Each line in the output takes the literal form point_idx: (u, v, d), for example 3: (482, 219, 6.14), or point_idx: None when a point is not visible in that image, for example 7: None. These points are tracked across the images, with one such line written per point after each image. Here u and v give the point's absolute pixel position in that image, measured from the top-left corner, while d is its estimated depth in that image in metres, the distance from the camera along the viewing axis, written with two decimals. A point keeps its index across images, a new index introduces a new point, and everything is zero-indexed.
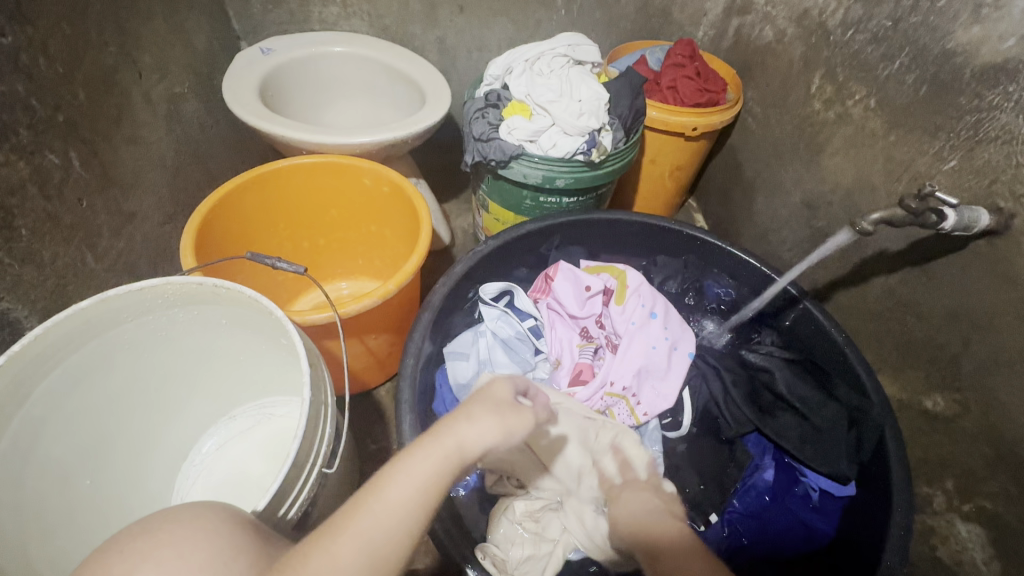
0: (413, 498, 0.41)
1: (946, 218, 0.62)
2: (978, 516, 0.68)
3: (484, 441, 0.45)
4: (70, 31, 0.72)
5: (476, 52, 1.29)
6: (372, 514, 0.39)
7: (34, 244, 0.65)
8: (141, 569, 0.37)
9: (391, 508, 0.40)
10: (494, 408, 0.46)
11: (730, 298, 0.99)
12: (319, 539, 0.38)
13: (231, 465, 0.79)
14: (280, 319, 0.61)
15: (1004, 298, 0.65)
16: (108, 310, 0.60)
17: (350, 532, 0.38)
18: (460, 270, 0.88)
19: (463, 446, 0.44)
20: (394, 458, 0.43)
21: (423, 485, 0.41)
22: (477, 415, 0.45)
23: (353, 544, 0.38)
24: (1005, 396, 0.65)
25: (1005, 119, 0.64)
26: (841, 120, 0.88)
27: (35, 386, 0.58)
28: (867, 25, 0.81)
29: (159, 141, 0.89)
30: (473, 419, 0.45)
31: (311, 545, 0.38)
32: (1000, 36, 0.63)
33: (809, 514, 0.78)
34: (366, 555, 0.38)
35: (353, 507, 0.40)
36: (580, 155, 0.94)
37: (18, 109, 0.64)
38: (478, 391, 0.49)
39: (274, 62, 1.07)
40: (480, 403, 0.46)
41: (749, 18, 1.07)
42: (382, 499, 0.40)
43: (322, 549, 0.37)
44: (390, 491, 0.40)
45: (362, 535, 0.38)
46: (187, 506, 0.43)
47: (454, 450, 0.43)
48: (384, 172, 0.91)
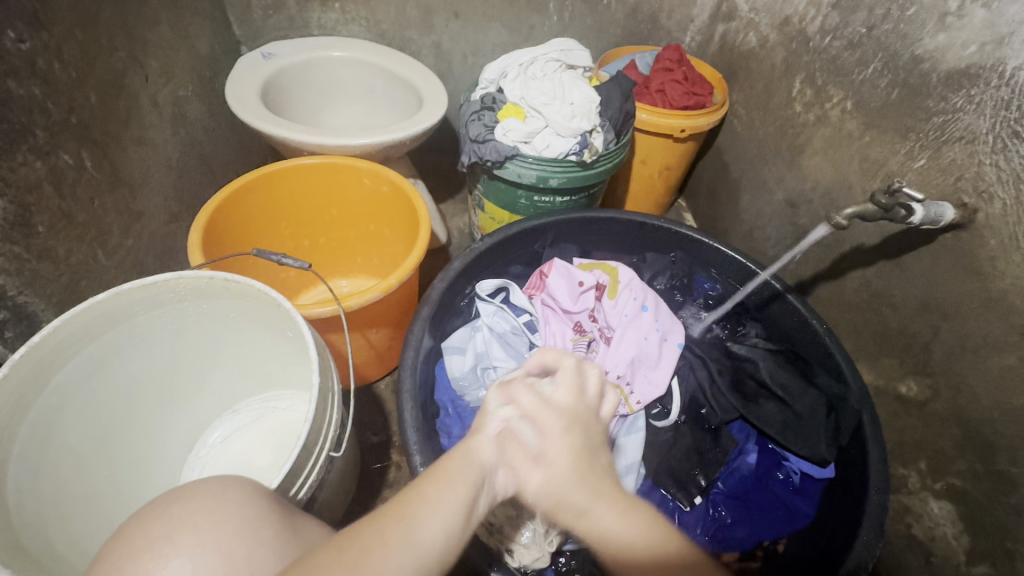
0: (452, 492, 0.46)
1: (914, 212, 0.67)
2: (948, 494, 0.73)
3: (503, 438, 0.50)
4: (82, 37, 0.75)
5: (471, 56, 1.33)
6: (416, 506, 0.44)
7: (50, 240, 0.68)
8: (180, 533, 0.40)
9: (438, 500, 0.45)
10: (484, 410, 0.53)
11: (717, 294, 1.04)
12: (368, 523, 0.42)
13: (236, 456, 0.81)
14: (288, 310, 0.64)
15: (970, 287, 0.69)
16: (123, 301, 0.63)
17: (394, 516, 0.43)
18: (457, 267, 0.92)
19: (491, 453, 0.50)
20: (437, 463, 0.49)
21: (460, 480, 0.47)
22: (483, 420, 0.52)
23: (398, 528, 0.42)
24: (972, 379, 0.70)
25: (967, 120, 0.68)
26: (820, 122, 0.92)
27: (52, 375, 0.61)
28: (843, 32, 0.86)
29: (165, 142, 0.92)
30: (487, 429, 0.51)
31: (363, 528, 0.42)
32: (962, 44, 0.68)
33: (790, 496, 0.84)
34: (409, 538, 0.42)
35: (398, 500, 0.45)
36: (572, 155, 0.98)
37: (36, 110, 0.67)
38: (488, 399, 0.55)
39: (275, 66, 1.10)
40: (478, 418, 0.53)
41: (734, 24, 1.12)
42: (424, 496, 0.45)
43: (369, 531, 0.42)
44: (429, 489, 0.46)
45: (405, 519, 0.43)
46: (215, 479, 0.46)
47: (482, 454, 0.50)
48: (383, 173, 0.94)
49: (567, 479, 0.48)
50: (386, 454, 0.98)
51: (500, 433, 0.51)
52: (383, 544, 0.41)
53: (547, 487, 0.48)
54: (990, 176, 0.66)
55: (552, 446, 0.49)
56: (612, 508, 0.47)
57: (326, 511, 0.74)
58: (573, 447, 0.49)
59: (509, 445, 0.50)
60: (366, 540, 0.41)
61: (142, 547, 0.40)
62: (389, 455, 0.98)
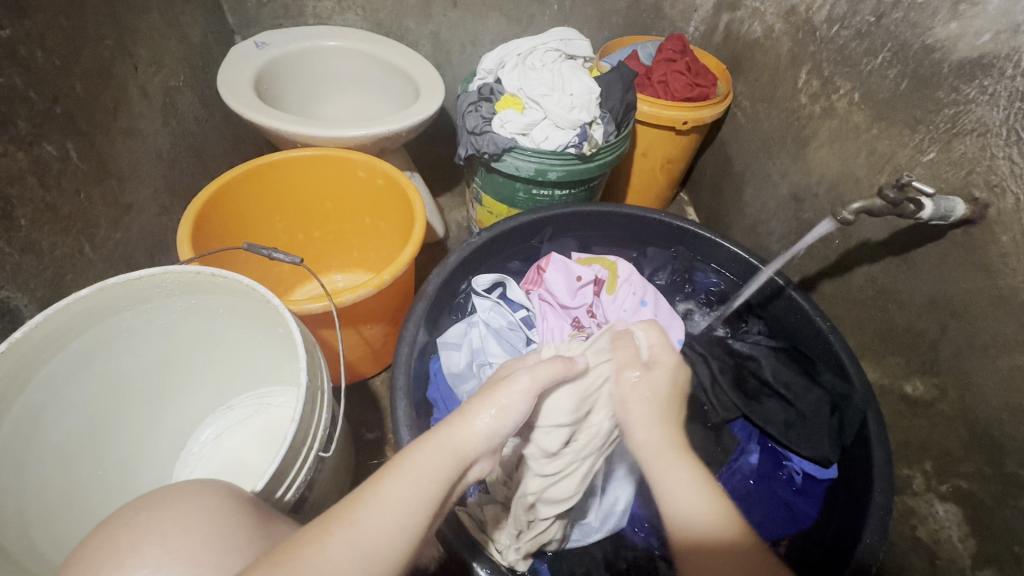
0: (410, 491, 0.44)
1: (924, 207, 0.65)
2: (955, 496, 0.71)
3: (483, 434, 0.49)
4: (67, 24, 0.73)
5: (470, 46, 1.30)
6: (370, 507, 0.42)
7: (33, 233, 0.66)
8: (146, 543, 0.39)
9: (388, 501, 0.43)
10: (483, 396, 0.51)
11: (718, 289, 1.02)
12: (316, 530, 0.40)
13: (228, 453, 0.80)
14: (276, 306, 0.62)
15: (980, 285, 0.67)
16: (108, 296, 0.61)
17: (343, 520, 0.41)
18: (454, 262, 0.90)
19: (459, 445, 0.48)
20: (395, 460, 0.47)
21: (420, 476, 0.45)
22: (470, 410, 0.50)
23: (346, 535, 0.40)
24: (980, 378, 0.67)
25: (980, 112, 0.66)
26: (827, 114, 0.90)
27: (35, 372, 0.59)
28: (851, 20, 0.83)
29: (155, 133, 0.90)
30: (471, 422, 0.49)
31: (309, 533, 0.40)
32: (976, 32, 0.65)
33: (793, 496, 0.82)
34: (360, 543, 0.40)
35: (349, 502, 0.43)
36: (571, 148, 0.96)
37: (16, 100, 0.65)
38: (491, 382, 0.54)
39: (269, 56, 1.07)
40: (472, 402, 0.51)
41: (739, 14, 1.09)
42: (379, 494, 0.43)
43: (317, 538, 0.39)
44: (385, 486, 0.44)
45: (355, 523, 0.41)
46: (187, 485, 0.45)
47: (450, 448, 0.47)
48: (378, 165, 0.92)
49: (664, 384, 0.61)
50: (381, 451, 0.97)
51: (489, 429, 0.49)
52: (331, 554, 0.38)
53: (648, 381, 0.60)
54: (1002, 169, 0.64)
55: (661, 355, 0.63)
56: (663, 437, 0.56)
57: (317, 510, 0.73)
58: (675, 382, 0.61)
59: (627, 346, 0.64)
60: (312, 549, 0.38)
61: (106, 558, 0.38)
62: (384, 451, 0.97)
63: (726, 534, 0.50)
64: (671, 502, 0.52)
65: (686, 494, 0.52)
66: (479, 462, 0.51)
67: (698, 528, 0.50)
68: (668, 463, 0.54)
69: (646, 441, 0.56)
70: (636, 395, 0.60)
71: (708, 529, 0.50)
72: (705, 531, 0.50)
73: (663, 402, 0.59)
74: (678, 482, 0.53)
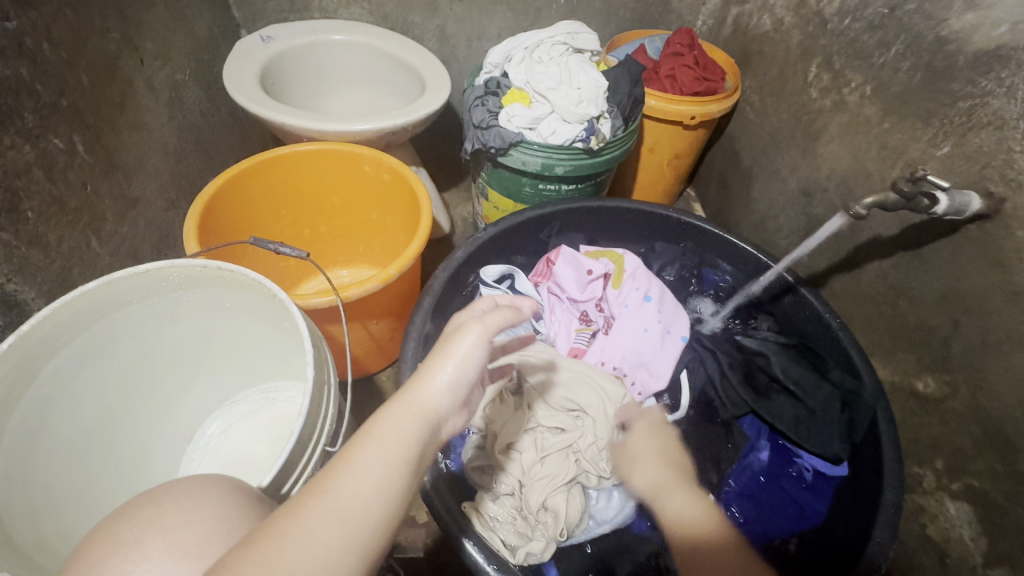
0: (382, 452, 0.40)
1: (938, 202, 0.64)
2: (966, 494, 0.70)
3: (444, 388, 0.45)
4: (73, 17, 0.73)
5: (476, 40, 1.29)
6: (345, 473, 0.39)
7: (40, 227, 0.66)
8: (149, 537, 0.39)
9: (362, 465, 0.39)
10: (440, 349, 0.47)
11: (727, 285, 1.01)
12: (290, 503, 0.37)
13: (234, 448, 0.80)
14: (282, 300, 0.62)
15: (993, 280, 0.66)
16: (115, 289, 0.61)
17: (318, 491, 0.37)
18: (461, 256, 0.89)
19: (425, 401, 0.44)
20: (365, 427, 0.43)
21: (393, 437, 0.41)
22: (429, 366, 0.46)
23: (322, 503, 0.36)
24: (994, 375, 0.67)
25: (997, 104, 0.65)
26: (837, 108, 0.89)
27: (42, 364, 0.59)
28: (863, 12, 0.82)
29: (161, 127, 0.90)
30: (434, 381, 0.45)
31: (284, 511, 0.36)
32: (993, 23, 0.64)
33: (802, 493, 0.81)
34: (337, 512, 0.36)
35: (324, 472, 0.39)
36: (579, 142, 0.95)
37: (23, 93, 0.64)
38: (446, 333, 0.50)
39: (275, 50, 1.07)
40: (431, 357, 0.47)
41: (748, 7, 1.08)
42: (352, 461, 0.39)
43: (291, 509, 0.36)
44: (356, 452, 0.40)
45: (328, 491, 0.37)
46: (191, 479, 0.45)
47: (416, 405, 0.44)
48: (383, 159, 0.92)
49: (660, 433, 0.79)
50: None
51: (451, 382, 0.46)
52: (306, 524, 0.35)
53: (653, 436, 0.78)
54: (1019, 163, 0.63)
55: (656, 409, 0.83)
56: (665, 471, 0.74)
57: None
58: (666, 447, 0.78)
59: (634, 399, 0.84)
60: (286, 521, 0.35)
61: (109, 552, 0.38)
62: None
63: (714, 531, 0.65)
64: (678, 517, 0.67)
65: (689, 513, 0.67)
66: (449, 418, 0.47)
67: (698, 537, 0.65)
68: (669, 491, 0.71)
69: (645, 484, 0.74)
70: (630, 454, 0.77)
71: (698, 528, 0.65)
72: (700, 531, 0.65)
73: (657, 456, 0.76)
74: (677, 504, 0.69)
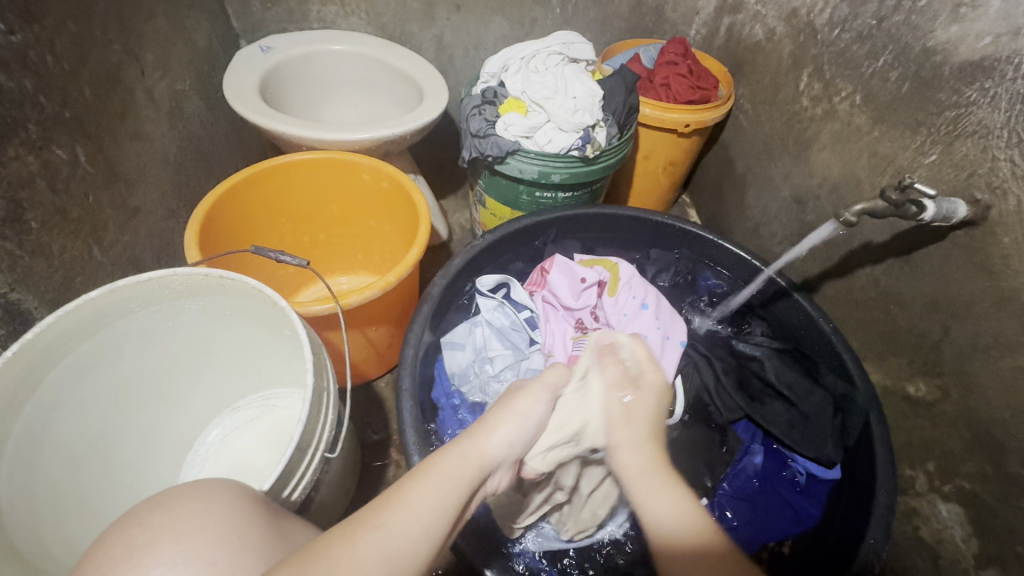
0: (435, 496, 0.45)
1: (926, 209, 0.65)
2: (958, 496, 0.71)
3: (503, 441, 0.54)
4: (76, 30, 0.74)
5: (473, 50, 1.31)
6: (396, 510, 0.43)
7: (43, 236, 0.67)
8: (162, 541, 0.40)
9: (415, 505, 0.44)
10: (504, 410, 0.58)
11: (722, 291, 1.02)
12: (340, 532, 0.41)
13: (233, 455, 0.80)
14: (284, 308, 0.62)
15: (981, 286, 0.68)
16: (119, 297, 0.62)
17: (370, 525, 0.41)
18: (459, 263, 0.91)
19: (483, 454, 0.52)
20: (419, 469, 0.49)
21: (444, 484, 0.47)
22: (491, 423, 0.56)
23: (371, 536, 0.40)
24: (983, 379, 0.68)
25: (981, 114, 0.66)
26: (828, 116, 0.91)
27: (46, 373, 0.60)
28: (852, 24, 0.84)
29: (162, 137, 0.91)
30: (492, 430, 0.55)
31: (335, 535, 0.40)
32: (977, 35, 0.66)
33: (795, 496, 0.82)
34: (386, 546, 0.40)
35: (374, 506, 0.43)
36: (574, 151, 0.96)
37: (27, 105, 0.65)
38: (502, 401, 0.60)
39: (274, 60, 1.08)
40: (495, 418, 0.57)
41: (741, 17, 1.10)
42: (405, 500, 0.44)
43: (341, 539, 0.40)
44: (410, 491, 0.45)
45: (382, 527, 0.41)
46: (198, 485, 0.46)
47: (476, 457, 0.51)
48: (383, 168, 0.93)
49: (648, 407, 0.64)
50: (386, 452, 0.97)
51: (507, 438, 0.55)
52: (357, 555, 0.39)
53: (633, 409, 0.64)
54: (1004, 171, 0.64)
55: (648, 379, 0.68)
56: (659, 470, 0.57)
57: (322, 512, 0.73)
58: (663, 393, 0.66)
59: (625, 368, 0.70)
60: (339, 547, 0.39)
61: (121, 556, 0.39)
62: (388, 453, 0.97)
63: (702, 539, 0.50)
64: (649, 506, 0.54)
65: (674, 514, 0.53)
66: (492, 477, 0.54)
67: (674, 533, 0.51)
68: (651, 487, 0.55)
69: (630, 464, 0.58)
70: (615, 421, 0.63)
71: (685, 539, 0.51)
72: (685, 540, 0.51)
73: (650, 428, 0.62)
74: (663, 501, 0.54)
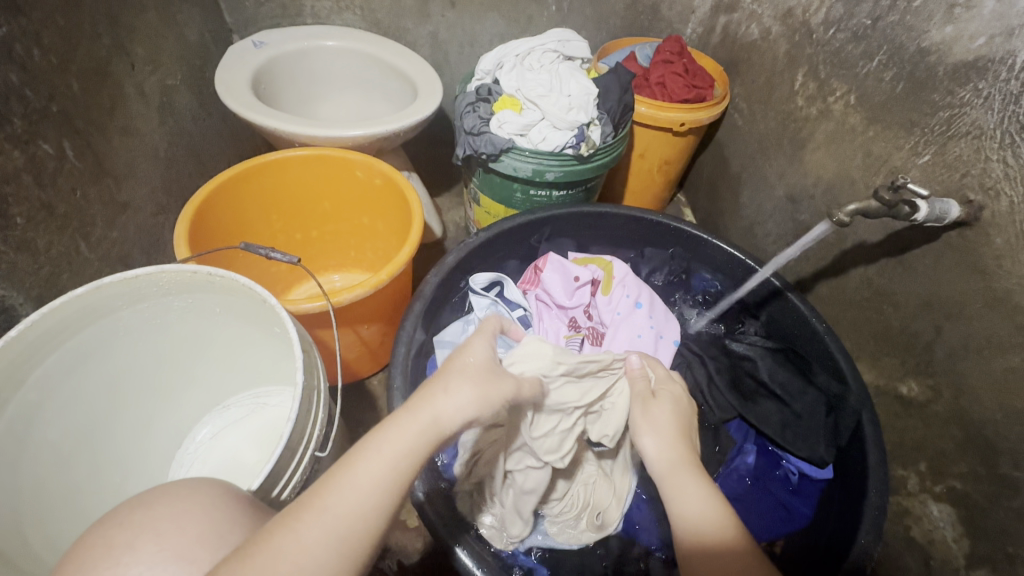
0: (383, 473, 0.43)
1: (919, 209, 0.65)
2: (949, 496, 0.71)
3: (464, 412, 0.46)
4: (64, 23, 0.73)
5: (468, 47, 1.30)
6: (342, 492, 0.41)
7: (29, 232, 0.66)
8: (142, 540, 0.40)
9: (361, 482, 0.42)
10: (466, 373, 0.48)
11: (715, 290, 1.02)
12: (287, 517, 0.40)
13: (223, 453, 0.79)
14: (274, 306, 0.62)
15: (973, 286, 0.68)
16: (105, 294, 0.61)
17: (315, 509, 0.40)
18: (451, 261, 0.90)
19: (439, 419, 0.45)
20: (370, 436, 0.45)
21: (395, 459, 0.43)
22: (448, 383, 0.47)
23: (317, 524, 0.39)
24: (975, 380, 0.68)
25: (975, 115, 0.66)
26: (823, 116, 0.90)
27: (31, 370, 0.59)
28: (847, 23, 0.83)
29: (152, 132, 0.90)
30: (450, 392, 0.47)
31: (280, 521, 0.39)
32: (971, 35, 0.66)
33: (789, 496, 0.82)
34: (333, 530, 0.39)
35: (320, 486, 0.41)
36: (569, 149, 0.96)
37: (12, 99, 0.64)
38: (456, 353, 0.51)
39: (267, 56, 1.07)
40: (454, 374, 0.48)
41: (736, 16, 1.09)
42: (352, 479, 0.42)
43: (286, 526, 0.39)
44: (358, 469, 0.42)
45: (325, 511, 0.40)
46: (182, 484, 0.45)
47: (430, 422, 0.45)
48: (376, 165, 0.92)
49: (679, 413, 0.61)
50: None
51: (468, 404, 0.47)
52: (302, 540, 0.38)
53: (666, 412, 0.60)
54: (997, 172, 0.64)
55: (671, 387, 0.64)
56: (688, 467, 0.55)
57: None
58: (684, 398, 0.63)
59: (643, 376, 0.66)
60: (282, 537, 0.38)
61: (100, 556, 0.39)
62: None
63: (731, 536, 0.50)
64: (681, 501, 0.53)
65: (705, 512, 0.51)
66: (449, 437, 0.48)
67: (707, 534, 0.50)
68: (680, 480, 0.54)
69: (659, 458, 0.56)
70: (641, 419, 0.60)
71: (716, 537, 0.50)
72: (713, 538, 0.50)
73: (677, 424, 0.59)
74: (691, 495, 0.53)
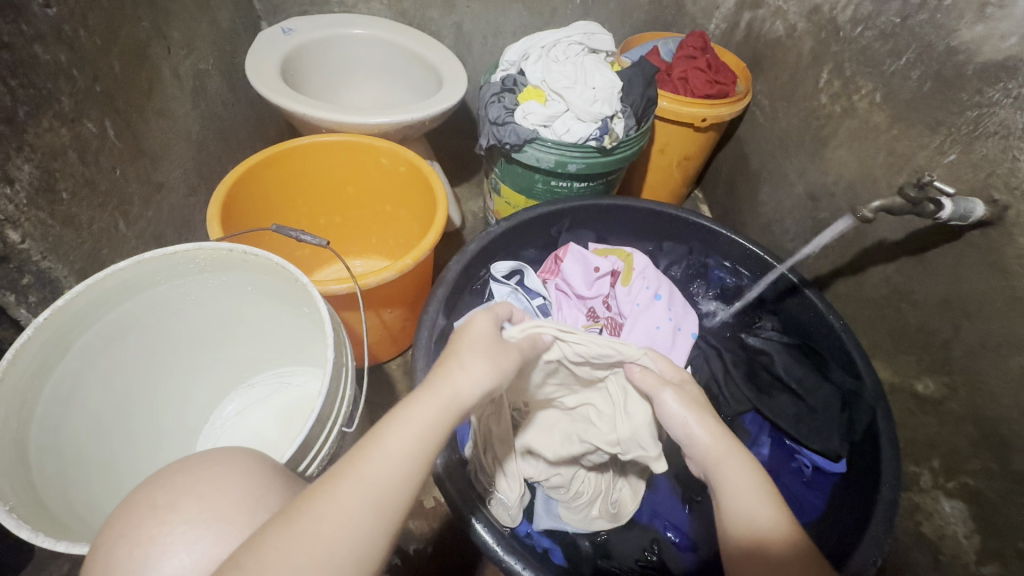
0: (414, 443, 0.44)
1: (943, 207, 0.66)
2: (961, 493, 0.72)
3: (481, 384, 0.49)
4: (108, 5, 0.75)
5: (491, 38, 1.31)
6: (374, 460, 0.42)
7: (73, 207, 0.68)
8: (184, 502, 0.42)
9: (392, 451, 0.43)
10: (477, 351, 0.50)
11: (733, 284, 1.03)
12: (324, 483, 0.41)
13: (248, 428, 0.82)
14: (306, 285, 0.63)
15: (995, 286, 0.68)
16: (145, 269, 0.63)
17: (352, 476, 0.41)
18: (473, 249, 0.92)
19: (459, 391, 0.47)
20: (397, 408, 0.46)
21: (422, 431, 0.45)
22: (465, 357, 0.50)
23: (355, 487, 0.41)
24: (991, 378, 0.69)
25: (1003, 114, 0.67)
26: (846, 114, 0.91)
27: (76, 338, 0.62)
28: (875, 21, 0.84)
29: (185, 115, 0.92)
30: (467, 366, 0.49)
31: (318, 486, 0.41)
32: (1002, 35, 0.66)
33: (802, 489, 0.83)
34: (369, 495, 0.41)
35: (354, 454, 0.43)
36: (592, 141, 0.96)
37: (61, 78, 0.67)
38: (463, 332, 0.53)
39: (295, 42, 1.09)
40: (464, 350, 0.50)
41: (761, 12, 1.10)
42: (383, 447, 0.43)
43: (323, 492, 0.40)
44: (388, 438, 0.44)
45: (361, 478, 0.41)
46: (217, 450, 0.47)
47: (450, 394, 0.47)
48: (401, 152, 0.94)
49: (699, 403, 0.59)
50: None
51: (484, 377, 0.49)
52: (341, 505, 0.40)
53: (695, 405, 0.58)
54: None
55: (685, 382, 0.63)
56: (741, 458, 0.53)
57: None
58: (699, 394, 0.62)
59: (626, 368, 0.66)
60: (320, 503, 0.39)
61: (145, 515, 0.41)
62: None
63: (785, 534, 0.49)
64: (732, 489, 0.51)
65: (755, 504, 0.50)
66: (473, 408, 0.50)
67: (759, 526, 0.49)
68: (734, 466, 0.53)
69: (711, 444, 0.54)
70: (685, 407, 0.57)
71: (767, 529, 0.49)
72: (767, 532, 0.49)
73: (705, 409, 0.59)
74: (742, 485, 0.51)
